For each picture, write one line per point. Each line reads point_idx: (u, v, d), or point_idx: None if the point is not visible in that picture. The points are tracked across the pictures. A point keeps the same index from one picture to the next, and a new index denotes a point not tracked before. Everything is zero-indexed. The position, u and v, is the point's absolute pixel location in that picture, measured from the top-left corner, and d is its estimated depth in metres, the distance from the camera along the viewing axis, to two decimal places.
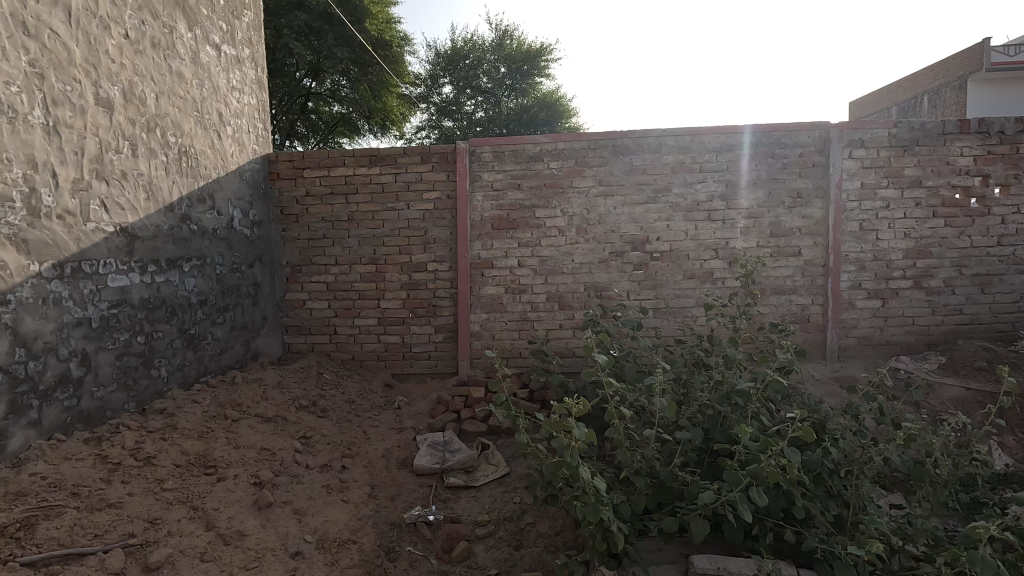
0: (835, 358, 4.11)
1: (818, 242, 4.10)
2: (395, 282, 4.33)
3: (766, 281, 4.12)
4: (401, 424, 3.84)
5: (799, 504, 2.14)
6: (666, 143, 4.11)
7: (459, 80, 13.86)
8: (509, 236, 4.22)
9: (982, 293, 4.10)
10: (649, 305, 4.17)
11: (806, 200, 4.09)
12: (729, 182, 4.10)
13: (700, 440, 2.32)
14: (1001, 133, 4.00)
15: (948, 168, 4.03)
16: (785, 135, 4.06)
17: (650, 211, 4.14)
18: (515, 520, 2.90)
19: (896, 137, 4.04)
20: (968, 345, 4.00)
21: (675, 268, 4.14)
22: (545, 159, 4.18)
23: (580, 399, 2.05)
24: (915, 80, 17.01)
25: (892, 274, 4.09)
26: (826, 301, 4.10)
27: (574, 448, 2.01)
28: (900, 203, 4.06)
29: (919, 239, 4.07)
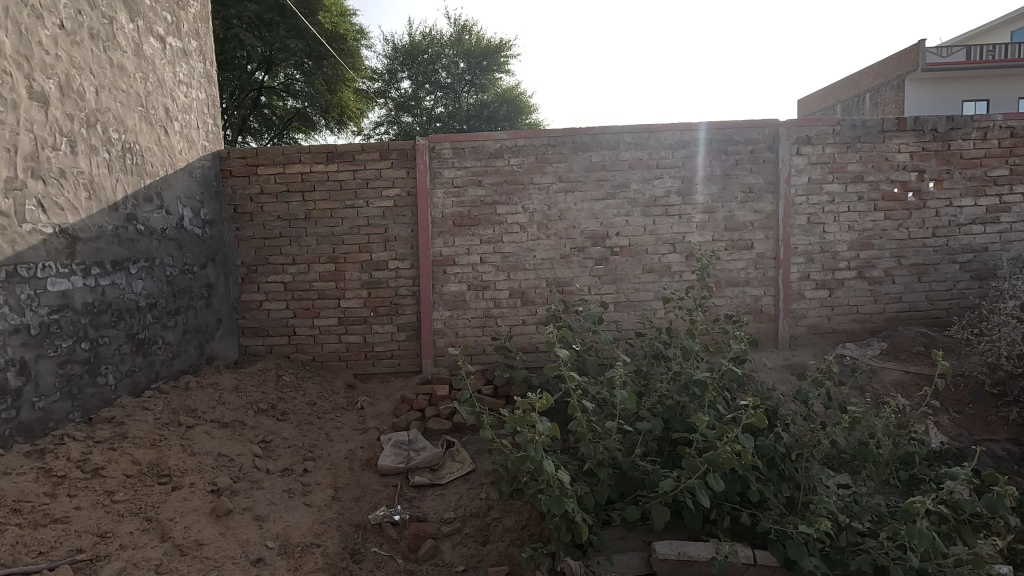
0: (787, 347, 4.28)
1: (768, 236, 4.26)
2: (356, 280, 4.26)
3: (721, 274, 4.26)
4: (365, 424, 3.78)
5: (754, 488, 2.23)
6: (624, 140, 4.18)
7: (417, 75, 13.73)
8: (471, 232, 4.21)
9: (919, 282, 4.34)
10: (609, 299, 4.23)
11: (757, 195, 4.24)
12: (684, 178, 4.21)
13: (660, 430, 2.39)
14: (934, 131, 4.25)
15: (887, 164, 4.25)
16: (737, 132, 4.20)
17: (609, 207, 4.21)
18: (482, 515, 2.91)
19: (839, 134, 4.23)
20: (907, 331, 4.23)
21: (635, 263, 4.23)
22: (505, 156, 4.19)
23: (544, 394, 2.08)
24: (856, 79, 17.85)
25: (837, 266, 4.29)
26: (777, 292, 4.26)
27: (538, 442, 2.03)
28: (844, 197, 4.25)
29: (861, 232, 4.28)
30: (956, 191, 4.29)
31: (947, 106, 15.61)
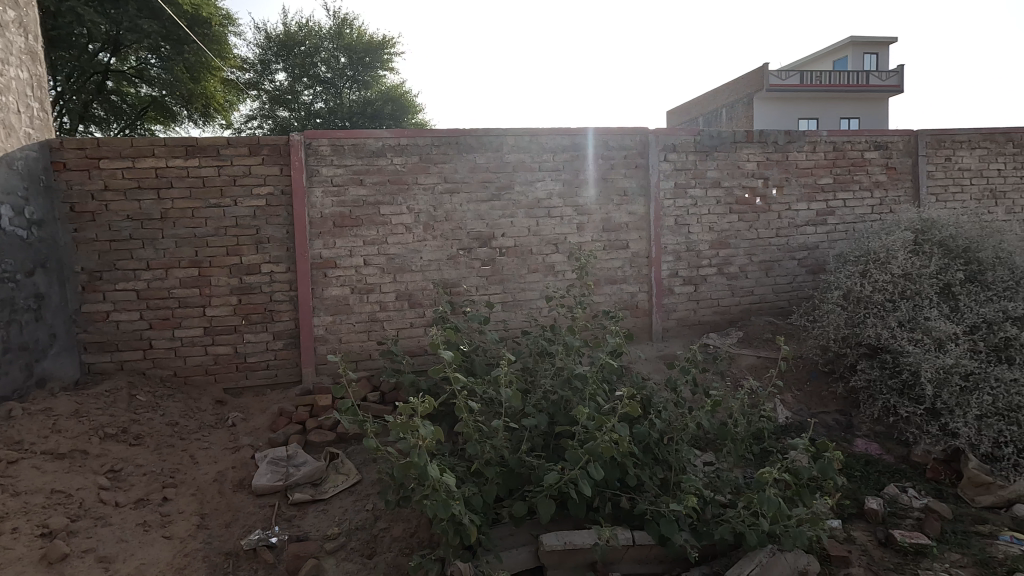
0: (659, 339, 4.61)
1: (641, 236, 4.56)
2: (223, 286, 3.90)
3: (601, 272, 4.49)
4: (237, 442, 3.48)
5: (631, 473, 2.37)
6: (508, 142, 4.26)
7: (293, 67, 12.95)
8: (353, 234, 4.04)
9: (767, 277, 4.90)
10: (496, 298, 4.28)
11: (631, 198, 4.53)
12: (565, 181, 4.38)
13: (545, 425, 2.46)
14: (775, 144, 4.82)
15: (739, 171, 4.74)
16: (611, 139, 4.45)
17: (494, 208, 4.26)
18: (368, 527, 2.80)
19: (699, 143, 4.64)
20: (758, 321, 4.76)
21: (520, 263, 4.32)
22: (388, 155, 4.07)
23: (426, 398, 2.04)
24: (716, 95, 19.75)
25: (700, 263, 4.71)
26: (650, 288, 4.58)
27: (422, 446, 2.00)
28: (704, 201, 4.68)
29: (719, 232, 4.74)
30: (794, 196, 4.90)
31: (787, 123, 17.82)
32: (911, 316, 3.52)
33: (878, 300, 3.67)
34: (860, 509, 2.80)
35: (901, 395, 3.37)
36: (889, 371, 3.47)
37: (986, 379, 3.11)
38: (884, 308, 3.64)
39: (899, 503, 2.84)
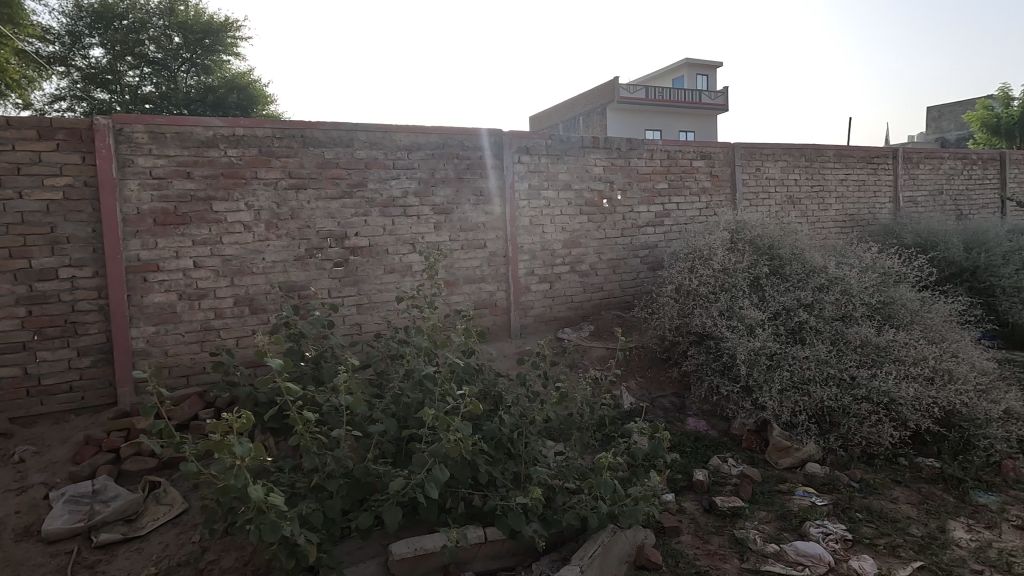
0: (518, 336, 4.72)
1: (498, 236, 4.64)
2: (6, 296, 3.24)
3: (459, 272, 4.49)
4: (25, 481, 2.90)
5: (481, 471, 2.38)
6: (359, 138, 4.07)
7: (113, 43, 11.26)
8: (180, 233, 3.59)
9: (614, 273, 5.25)
10: (350, 301, 4.07)
11: (487, 199, 4.58)
12: (421, 180, 4.30)
13: (393, 430, 2.38)
14: (619, 150, 5.18)
15: (588, 175, 5.03)
16: (467, 139, 4.47)
17: (345, 206, 4.05)
18: (195, 561, 2.49)
19: (551, 147, 4.84)
20: (607, 315, 5.08)
21: (376, 264, 4.15)
22: (220, 146, 3.68)
23: (243, 413, 1.88)
24: (574, 104, 20.90)
25: (555, 262, 4.91)
26: (508, 287, 4.68)
27: (242, 466, 1.82)
28: (557, 202, 4.89)
29: (571, 232, 4.98)
30: (635, 199, 5.32)
31: (636, 133, 19.42)
32: (728, 306, 3.99)
33: (703, 293, 4.11)
34: (690, 481, 3.10)
35: (722, 376, 3.80)
36: (713, 355, 3.89)
37: (785, 357, 3.62)
38: (708, 299, 4.08)
39: (721, 472, 3.19)
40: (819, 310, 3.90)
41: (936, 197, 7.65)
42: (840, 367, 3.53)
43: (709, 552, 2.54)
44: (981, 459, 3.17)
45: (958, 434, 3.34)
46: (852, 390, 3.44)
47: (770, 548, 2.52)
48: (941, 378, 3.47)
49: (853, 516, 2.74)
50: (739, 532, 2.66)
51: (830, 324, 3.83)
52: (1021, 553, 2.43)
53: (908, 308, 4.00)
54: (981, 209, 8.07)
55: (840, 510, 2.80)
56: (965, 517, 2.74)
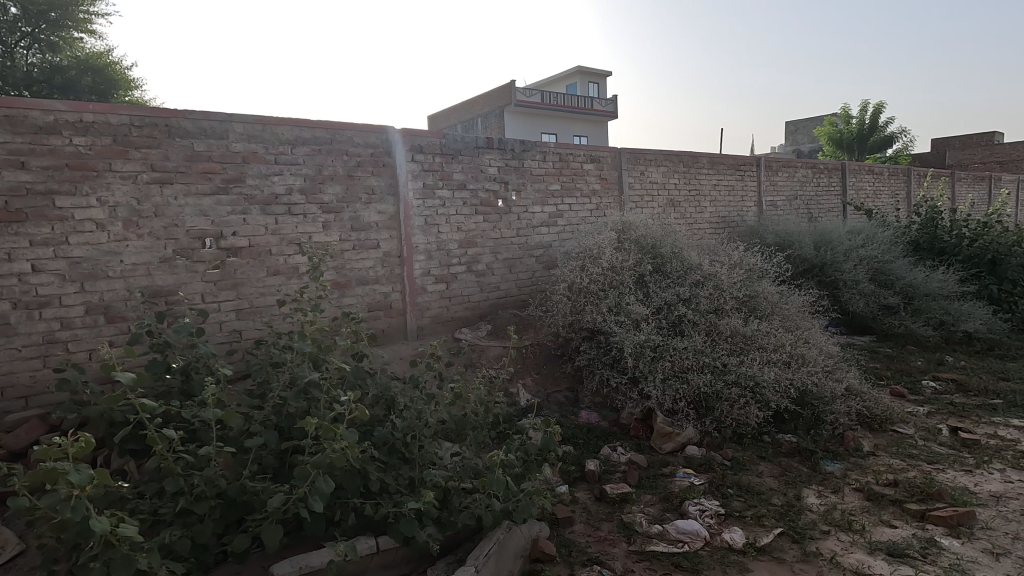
0: (414, 337, 4.63)
1: (392, 235, 4.51)
2: None
3: (351, 273, 4.31)
4: None
5: (371, 479, 2.29)
6: (234, 130, 3.76)
7: None
8: (13, 232, 3.10)
9: (510, 273, 5.32)
10: (228, 306, 3.75)
11: (379, 197, 4.44)
12: (307, 177, 4.06)
13: (273, 443, 2.22)
14: (512, 151, 5.26)
15: (482, 175, 5.05)
16: (356, 135, 4.29)
17: (220, 203, 3.72)
18: None
19: (445, 146, 4.79)
20: (504, 313, 5.14)
21: (257, 265, 3.86)
22: (64, 133, 3.22)
23: (82, 437, 1.68)
24: (472, 104, 21.01)
25: (451, 262, 4.87)
26: (403, 288, 4.57)
27: (80, 496, 1.60)
28: (452, 202, 4.86)
29: (467, 232, 4.97)
30: (530, 200, 5.42)
31: (532, 136, 19.92)
32: (616, 303, 4.19)
33: (593, 290, 4.28)
34: (582, 472, 3.21)
35: (611, 369, 3.98)
36: (603, 350, 4.07)
37: (667, 349, 3.87)
38: (597, 296, 4.26)
39: (611, 461, 3.34)
40: (695, 304, 4.21)
41: (792, 201, 8.60)
42: (714, 356, 3.84)
43: (600, 539, 2.64)
44: (828, 432, 3.60)
45: (810, 411, 3.77)
46: (724, 376, 3.76)
47: (654, 529, 2.67)
48: (797, 361, 3.89)
49: (725, 492, 2.99)
50: (626, 517, 2.79)
51: (705, 316, 4.15)
52: (859, 512, 2.78)
53: (769, 300, 4.45)
54: (827, 212, 9.19)
55: (715, 488, 3.03)
56: (816, 484, 3.09)
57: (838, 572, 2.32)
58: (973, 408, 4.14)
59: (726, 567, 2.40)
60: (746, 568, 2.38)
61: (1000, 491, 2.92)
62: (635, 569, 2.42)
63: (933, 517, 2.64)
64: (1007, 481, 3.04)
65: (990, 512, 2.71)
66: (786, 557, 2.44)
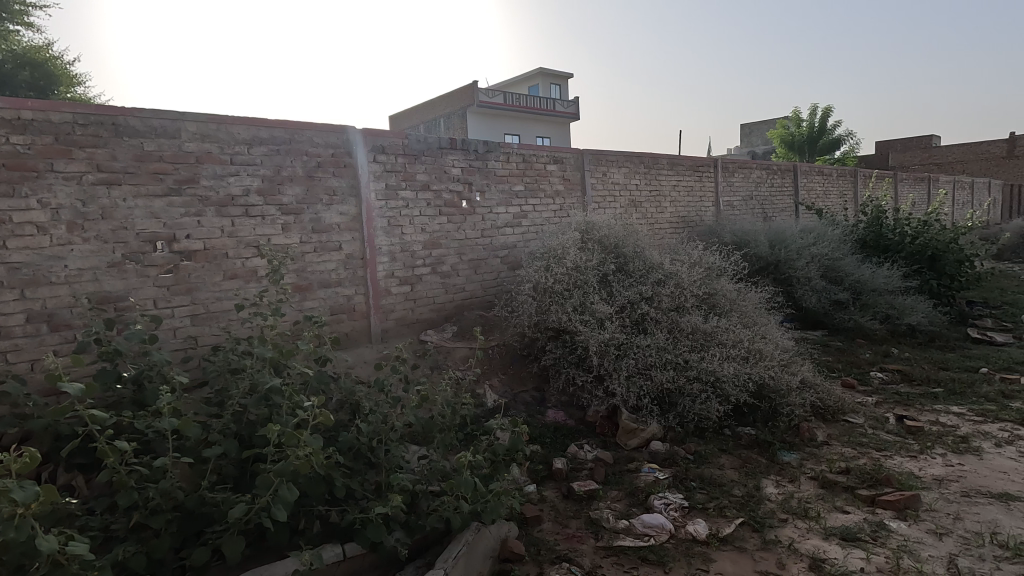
0: (379, 340, 4.56)
1: (354, 237, 4.44)
2: None
3: (312, 276, 4.22)
4: None
5: (336, 485, 2.24)
6: (187, 129, 3.64)
7: None
8: None
9: (475, 273, 5.31)
10: (182, 311, 3.62)
11: (341, 198, 4.36)
12: (264, 177, 3.96)
13: (233, 452, 2.15)
14: (476, 152, 5.25)
15: (446, 176, 5.03)
16: (316, 134, 4.21)
17: (173, 205, 3.59)
18: None
19: (407, 146, 4.75)
20: (470, 314, 5.12)
21: (213, 269, 3.74)
22: (1, 131, 3.05)
23: (27, 451, 1.59)
24: (435, 105, 20.92)
25: (415, 263, 4.83)
26: (366, 290, 4.50)
27: (26, 514, 1.51)
28: (415, 203, 4.82)
29: (431, 233, 4.94)
30: (494, 201, 5.43)
31: (496, 137, 19.98)
32: (581, 302, 4.23)
33: (557, 290, 4.31)
34: (550, 470, 3.24)
35: (577, 367, 4.02)
36: (568, 349, 4.10)
37: (630, 347, 3.93)
38: (562, 296, 4.29)
39: (577, 459, 3.38)
40: (658, 302, 4.30)
41: (748, 201, 8.88)
42: (676, 352, 3.92)
43: (568, 536, 2.67)
44: (785, 424, 3.73)
45: (767, 404, 3.90)
46: (686, 372, 3.85)
47: (621, 524, 2.72)
48: (754, 356, 4.02)
49: (689, 485, 3.06)
50: (594, 513, 2.83)
51: (667, 314, 4.25)
52: (814, 500, 2.89)
53: (728, 297, 4.58)
54: (781, 212, 9.53)
55: (679, 481, 3.10)
56: (774, 474, 3.20)
57: (796, 558, 2.42)
58: (916, 396, 4.37)
59: (690, 558, 2.46)
60: (710, 558, 2.45)
61: (942, 475, 3.09)
62: (603, 564, 2.45)
63: (882, 501, 2.78)
64: (949, 464, 3.22)
65: (933, 494, 2.87)
66: (747, 546, 2.52)
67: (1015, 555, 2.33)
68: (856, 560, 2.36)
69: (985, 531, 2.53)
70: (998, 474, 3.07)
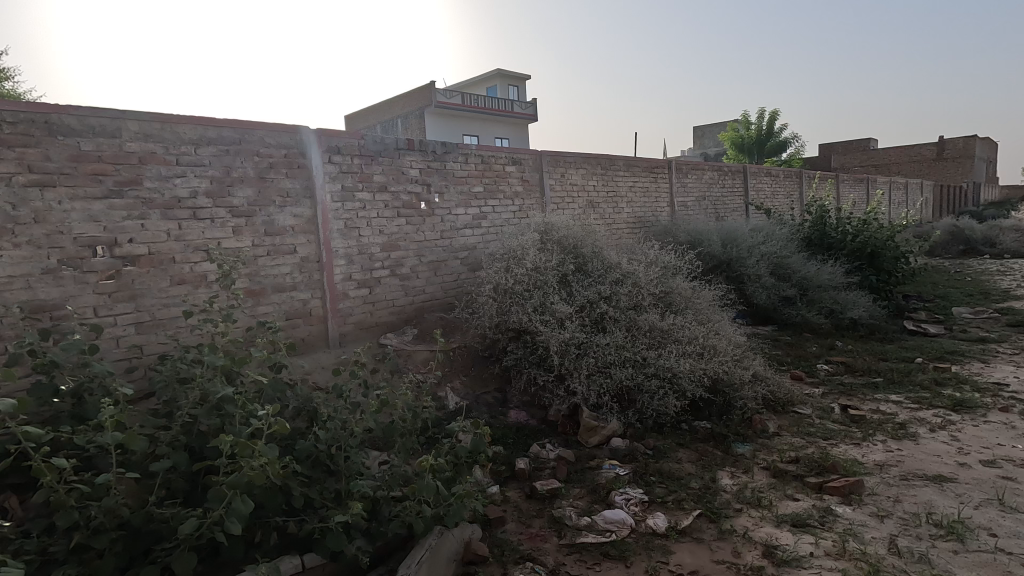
0: (337, 345, 4.46)
1: (310, 240, 4.33)
2: None
3: (266, 280, 4.10)
4: None
5: (294, 495, 2.18)
6: (128, 128, 3.47)
7: None
8: None
9: (435, 275, 5.27)
10: (126, 319, 3.44)
11: (295, 200, 4.25)
12: (213, 179, 3.81)
13: (183, 465, 2.07)
14: (434, 152, 5.21)
15: (404, 177, 4.97)
16: (268, 134, 4.09)
17: (113, 208, 3.41)
18: None
19: (363, 147, 4.67)
20: (430, 317, 5.08)
21: (158, 274, 3.57)
22: None
23: None
24: (392, 105, 20.66)
25: (373, 266, 4.75)
26: (323, 294, 4.40)
27: None
28: (372, 204, 4.74)
29: (390, 235, 4.87)
30: (453, 202, 5.40)
31: (454, 138, 19.91)
32: (541, 302, 4.26)
33: (518, 291, 4.33)
34: (513, 471, 3.24)
35: (538, 367, 4.04)
36: (529, 349, 4.12)
37: (590, 346, 3.99)
38: (522, 296, 4.32)
39: (540, 458, 3.40)
40: (616, 301, 4.38)
41: (701, 202, 9.15)
42: (634, 350, 4.01)
43: (532, 535, 2.68)
44: (739, 417, 3.86)
45: (722, 398, 4.02)
46: (644, 369, 3.93)
47: (583, 520, 2.75)
48: (709, 352, 4.14)
49: (648, 480, 3.13)
50: (557, 511, 2.85)
51: (625, 313, 4.33)
52: (766, 489, 3.01)
53: (683, 296, 4.71)
54: (732, 212, 9.85)
55: (638, 477, 3.17)
56: (729, 466, 3.31)
57: (750, 546, 2.50)
58: (859, 386, 4.61)
59: (651, 551, 2.51)
60: (669, 550, 2.51)
61: (883, 460, 3.27)
62: (567, 562, 2.47)
63: (829, 488, 2.91)
64: (889, 450, 3.41)
65: (875, 479, 3.03)
66: (705, 537, 2.59)
67: (949, 533, 2.48)
68: (806, 545, 2.46)
69: (922, 511, 2.69)
70: (932, 457, 3.27)
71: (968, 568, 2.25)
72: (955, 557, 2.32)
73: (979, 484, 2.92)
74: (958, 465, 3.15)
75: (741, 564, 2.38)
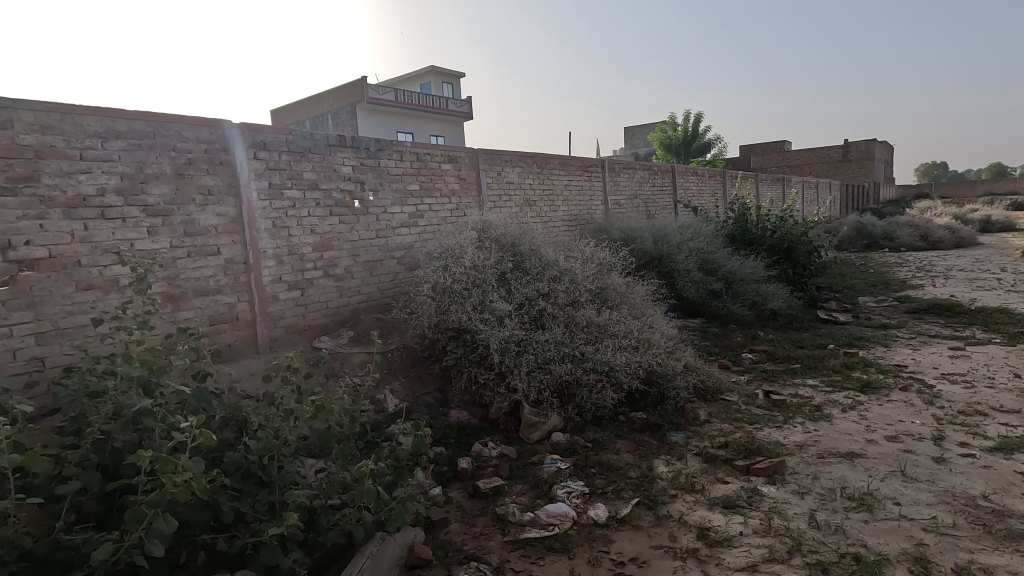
0: (266, 350, 4.26)
1: (235, 240, 4.11)
2: None
3: (186, 283, 3.85)
4: None
5: (224, 509, 2.06)
6: (22, 120, 3.15)
7: None
8: None
9: (370, 275, 5.13)
10: (24, 329, 3.13)
11: (218, 198, 4.02)
12: (124, 175, 3.53)
13: (94, 485, 1.90)
14: (367, 150, 5.07)
15: (336, 175, 4.81)
16: (185, 129, 3.84)
17: (5, 206, 3.09)
18: None
19: (292, 143, 4.48)
20: (366, 318, 4.94)
21: (62, 279, 3.27)
22: None
23: None
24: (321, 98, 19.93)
25: (305, 266, 4.57)
26: (251, 297, 4.18)
27: None
28: (303, 203, 4.56)
29: (322, 235, 4.70)
30: (388, 200, 5.29)
31: (388, 134, 19.51)
32: (480, 301, 4.25)
33: (456, 290, 4.30)
34: (455, 471, 3.22)
35: (478, 366, 4.03)
36: (469, 348, 4.09)
37: (530, 343, 4.02)
38: (461, 295, 4.29)
39: (482, 457, 3.39)
40: (554, 298, 4.44)
41: (632, 200, 9.44)
42: (572, 346, 4.08)
43: (475, 535, 2.68)
44: (672, 407, 4.01)
45: (657, 389, 4.17)
46: (583, 364, 4.01)
47: (526, 516, 2.77)
48: (643, 345, 4.28)
49: (589, 472, 3.20)
50: (500, 509, 2.86)
51: (563, 309, 4.40)
52: (698, 474, 3.15)
53: (618, 291, 4.85)
54: (662, 210, 10.24)
55: (579, 470, 3.23)
56: (664, 454, 3.43)
57: (685, 529, 2.61)
58: (779, 373, 4.92)
59: (592, 541, 2.57)
60: (610, 540, 2.58)
61: (802, 440, 3.50)
62: (511, 558, 2.48)
63: (755, 469, 3.09)
64: (807, 430, 3.67)
65: (795, 459, 3.24)
66: (643, 524, 2.68)
67: (860, 504, 2.70)
68: (736, 525, 2.60)
69: (837, 486, 2.91)
70: (845, 435, 3.54)
71: (878, 535, 2.45)
72: (866, 525, 2.53)
73: (885, 458, 3.20)
74: (866, 442, 3.43)
75: (677, 548, 2.48)
